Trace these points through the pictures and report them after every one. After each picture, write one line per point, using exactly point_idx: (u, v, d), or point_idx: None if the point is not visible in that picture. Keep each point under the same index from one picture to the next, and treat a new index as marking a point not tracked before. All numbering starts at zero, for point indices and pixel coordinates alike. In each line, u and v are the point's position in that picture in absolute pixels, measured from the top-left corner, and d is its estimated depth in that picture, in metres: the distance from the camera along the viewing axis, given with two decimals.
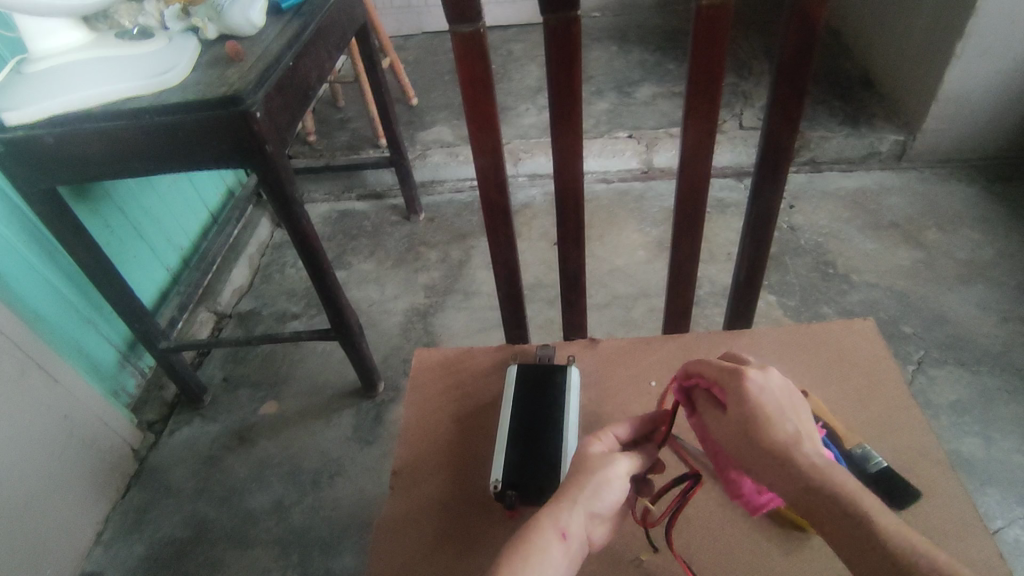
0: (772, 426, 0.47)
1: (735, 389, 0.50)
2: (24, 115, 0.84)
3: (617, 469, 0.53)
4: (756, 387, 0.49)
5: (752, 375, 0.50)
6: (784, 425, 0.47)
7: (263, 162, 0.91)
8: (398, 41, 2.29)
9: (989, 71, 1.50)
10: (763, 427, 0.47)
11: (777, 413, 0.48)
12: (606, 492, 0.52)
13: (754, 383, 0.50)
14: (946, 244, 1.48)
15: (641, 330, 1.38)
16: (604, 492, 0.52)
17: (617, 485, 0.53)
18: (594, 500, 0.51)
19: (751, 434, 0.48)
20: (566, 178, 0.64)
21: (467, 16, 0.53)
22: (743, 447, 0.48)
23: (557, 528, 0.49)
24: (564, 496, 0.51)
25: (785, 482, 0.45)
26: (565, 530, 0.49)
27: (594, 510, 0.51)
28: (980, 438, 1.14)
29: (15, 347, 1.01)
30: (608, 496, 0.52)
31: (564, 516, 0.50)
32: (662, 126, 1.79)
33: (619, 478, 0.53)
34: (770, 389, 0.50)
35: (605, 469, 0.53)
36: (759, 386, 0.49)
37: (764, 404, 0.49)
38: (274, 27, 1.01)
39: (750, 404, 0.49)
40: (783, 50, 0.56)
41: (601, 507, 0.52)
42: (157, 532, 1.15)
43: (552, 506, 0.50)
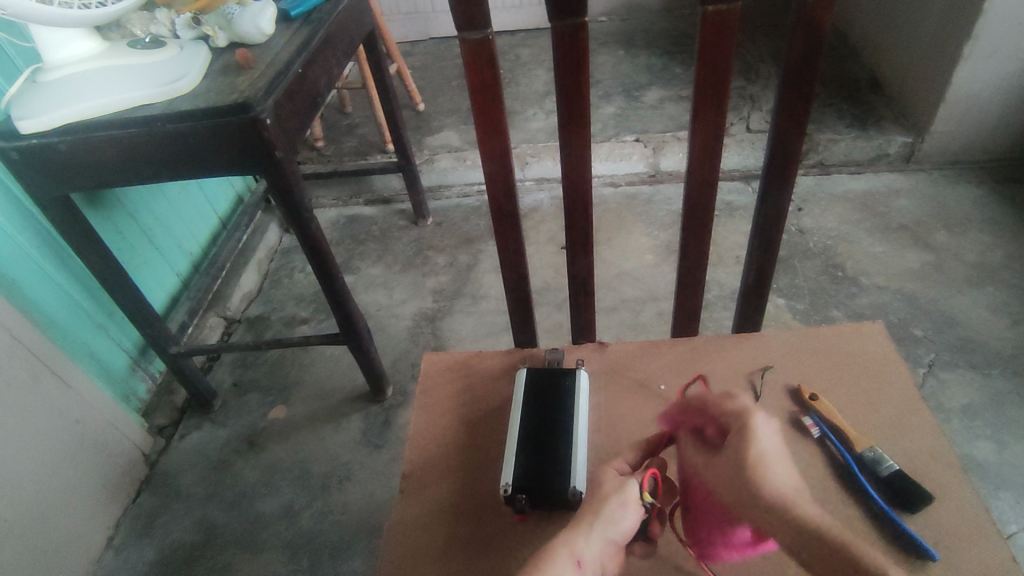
0: (767, 475, 0.49)
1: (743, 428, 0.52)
2: (38, 123, 0.86)
3: (631, 492, 0.55)
4: (757, 435, 0.52)
5: (755, 422, 0.52)
6: (781, 474, 0.50)
7: (272, 168, 0.91)
8: (406, 47, 2.31)
9: (997, 73, 1.50)
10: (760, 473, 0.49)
11: (773, 463, 0.50)
12: (618, 517, 0.54)
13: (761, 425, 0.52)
14: (956, 246, 1.47)
15: (649, 334, 1.38)
16: (621, 519, 0.54)
17: (631, 511, 0.55)
18: (608, 527, 0.53)
19: (745, 478, 0.50)
20: (575, 183, 0.64)
21: (476, 22, 0.53)
22: (737, 494, 0.49)
23: (572, 553, 0.51)
24: (582, 522, 0.54)
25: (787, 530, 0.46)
26: (579, 558, 0.51)
27: (611, 539, 0.53)
28: (993, 442, 1.13)
29: (28, 352, 1.02)
30: (624, 521, 0.54)
31: (577, 542, 0.52)
32: (669, 130, 1.79)
33: (631, 501, 0.55)
34: (770, 438, 0.52)
35: (619, 492, 0.55)
36: (760, 435, 0.52)
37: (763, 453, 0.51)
38: (283, 35, 1.02)
39: (747, 448, 0.51)
40: (790, 53, 0.56)
41: (617, 535, 0.54)
42: (168, 536, 1.16)
43: (567, 533, 0.53)
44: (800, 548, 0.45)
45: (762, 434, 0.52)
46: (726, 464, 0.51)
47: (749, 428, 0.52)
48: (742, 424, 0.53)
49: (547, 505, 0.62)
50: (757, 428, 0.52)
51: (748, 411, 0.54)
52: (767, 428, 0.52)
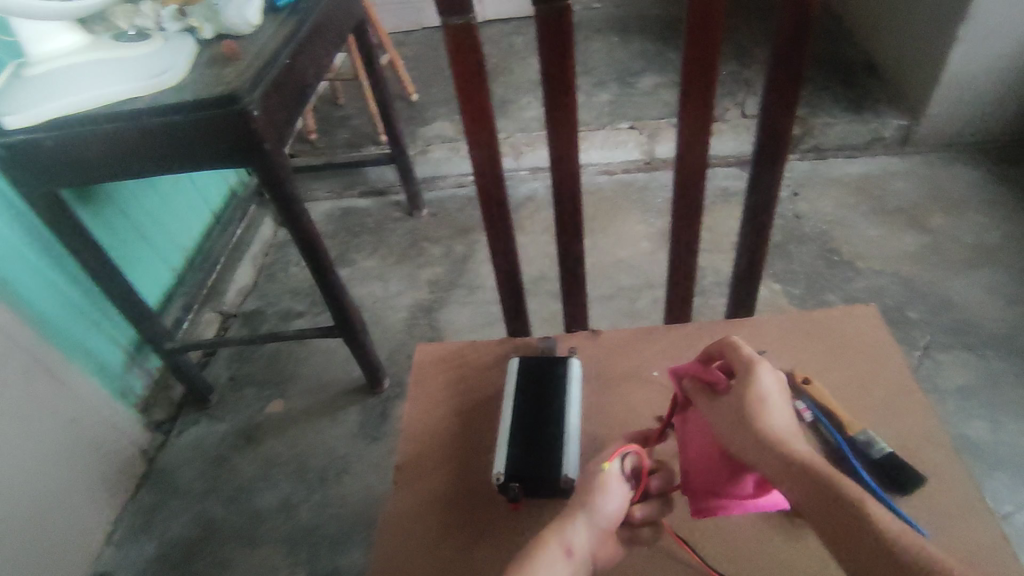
0: (766, 416, 0.51)
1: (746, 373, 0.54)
2: (24, 119, 0.85)
3: (609, 476, 0.54)
4: (759, 380, 0.53)
5: (758, 366, 0.54)
6: (780, 416, 0.51)
7: (261, 160, 0.91)
8: (398, 37, 2.29)
9: (993, 53, 1.48)
10: (755, 415, 0.51)
11: (772, 407, 0.52)
12: (602, 500, 0.53)
13: (764, 373, 0.54)
14: (952, 228, 1.46)
15: (645, 321, 1.38)
16: (605, 502, 0.54)
17: (613, 494, 0.54)
18: (595, 513, 0.53)
19: (746, 419, 0.52)
20: (564, 170, 0.63)
21: (459, 7, 0.52)
22: (737, 436, 0.52)
23: (561, 542, 0.51)
24: (569, 511, 0.53)
25: (779, 467, 0.48)
26: (569, 547, 0.51)
27: (600, 523, 0.53)
28: (988, 423, 1.13)
29: (21, 349, 1.02)
30: (609, 501, 0.54)
31: (566, 531, 0.52)
32: (664, 117, 1.78)
33: (612, 484, 0.54)
34: (773, 382, 0.54)
35: (600, 478, 0.55)
36: (762, 377, 0.53)
37: (765, 395, 0.53)
38: (271, 26, 1.01)
39: (748, 388, 0.53)
40: (779, 34, 0.55)
41: (604, 518, 0.53)
42: (167, 532, 1.16)
43: (555, 524, 0.53)
44: (794, 489, 0.47)
45: (766, 378, 0.53)
46: (729, 408, 0.54)
47: (751, 372, 0.54)
48: (746, 368, 0.54)
49: (539, 493, 0.63)
50: (759, 370, 0.54)
51: (752, 357, 0.55)
52: (769, 374, 0.54)
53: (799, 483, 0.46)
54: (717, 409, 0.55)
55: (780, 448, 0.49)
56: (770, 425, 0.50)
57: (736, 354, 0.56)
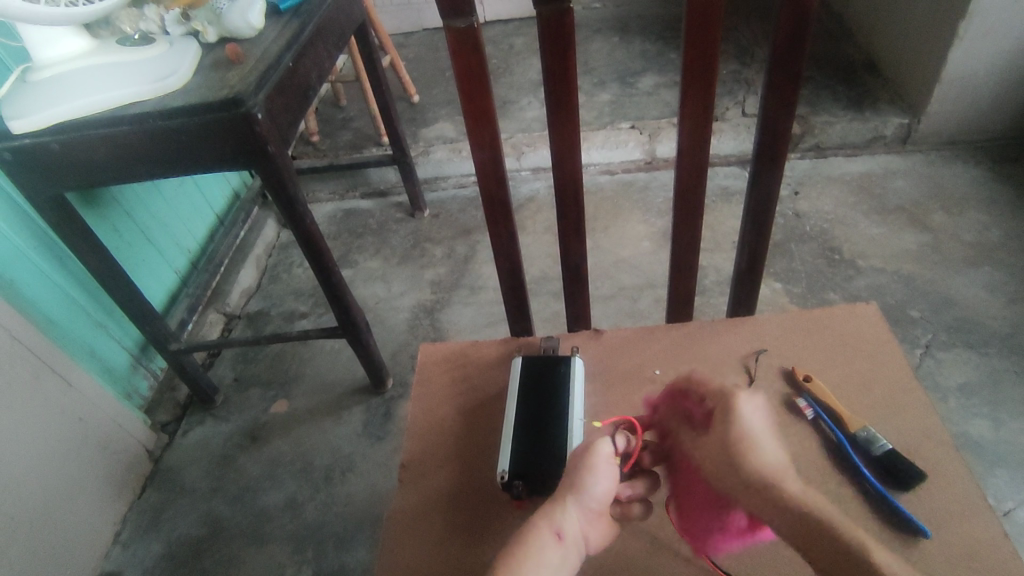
0: (756, 456, 0.50)
1: (729, 409, 0.53)
2: (29, 123, 0.86)
3: (597, 457, 0.55)
4: (747, 418, 0.52)
5: (739, 401, 0.53)
6: (770, 450, 0.51)
7: (264, 162, 0.91)
8: (399, 38, 2.30)
9: (993, 52, 1.49)
10: (748, 457, 0.50)
11: (762, 446, 0.51)
12: (589, 481, 0.54)
13: (746, 407, 0.53)
14: (953, 227, 1.47)
15: (647, 321, 1.39)
16: (594, 484, 0.54)
17: (602, 474, 0.55)
18: (584, 495, 0.54)
19: (735, 461, 0.50)
20: (566, 170, 0.64)
21: (462, 12, 0.53)
22: (726, 475, 0.51)
23: (551, 527, 0.52)
24: (559, 497, 0.54)
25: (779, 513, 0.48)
26: (560, 530, 0.52)
27: (590, 505, 0.54)
28: (990, 421, 1.13)
29: (28, 350, 1.03)
30: (598, 483, 0.54)
31: (556, 516, 0.53)
32: (664, 116, 1.78)
33: (598, 465, 0.55)
34: (757, 419, 0.52)
35: (586, 460, 0.55)
36: (748, 415, 0.52)
37: (751, 435, 0.51)
38: (273, 29, 1.01)
39: (737, 426, 0.52)
40: (777, 34, 0.56)
41: (592, 500, 0.54)
42: (174, 531, 1.17)
43: (545, 509, 0.53)
44: (788, 530, 0.48)
45: (750, 415, 0.52)
46: (715, 447, 0.52)
47: (734, 408, 0.53)
48: (729, 409, 0.53)
49: (543, 491, 0.63)
50: (744, 409, 0.53)
51: (732, 392, 0.54)
52: (752, 408, 0.53)
53: (793, 525, 0.47)
54: (702, 448, 0.53)
55: (775, 494, 0.48)
56: (766, 467, 0.50)
57: (714, 391, 0.55)
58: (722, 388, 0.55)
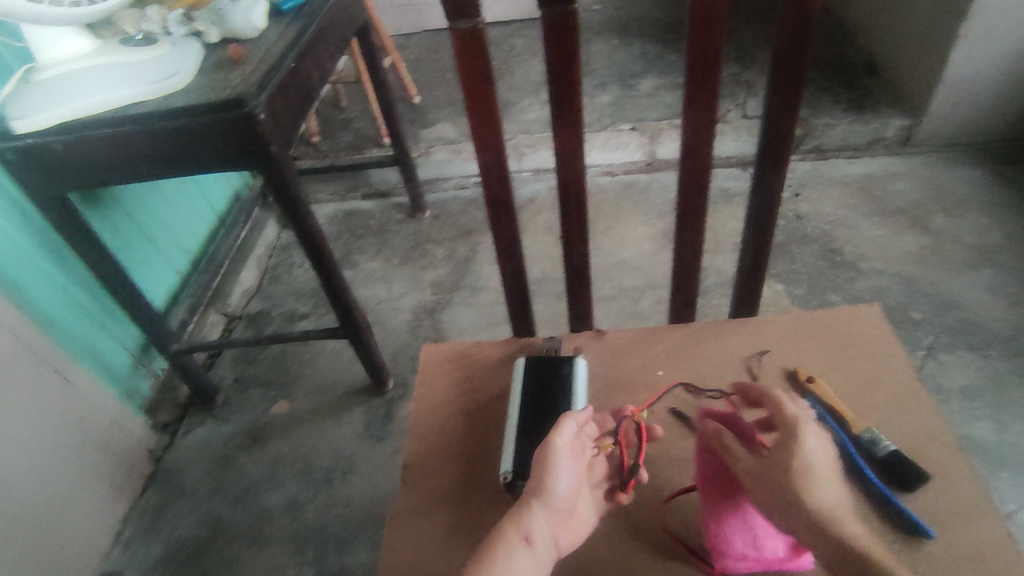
0: (815, 489, 0.51)
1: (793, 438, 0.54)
2: (33, 123, 0.86)
3: (555, 458, 0.57)
4: (812, 449, 0.53)
5: (806, 431, 0.55)
6: (830, 485, 0.52)
7: (266, 162, 0.91)
8: (400, 40, 2.30)
9: (994, 55, 1.49)
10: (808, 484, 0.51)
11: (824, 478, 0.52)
12: (550, 481, 0.55)
13: (811, 438, 0.54)
14: (954, 228, 1.47)
15: (648, 322, 1.39)
16: (558, 482, 0.55)
17: (561, 473, 0.56)
18: (547, 496, 0.55)
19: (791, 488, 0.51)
20: (569, 171, 0.64)
21: (466, 12, 0.53)
22: (778, 499, 0.52)
23: (520, 532, 0.53)
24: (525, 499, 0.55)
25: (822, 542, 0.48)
26: (529, 535, 0.53)
27: (556, 506, 0.55)
28: (991, 422, 1.13)
29: (29, 350, 1.03)
30: (560, 481, 0.56)
31: (522, 519, 0.54)
32: (665, 118, 1.78)
33: (556, 463, 0.56)
34: (821, 451, 0.54)
35: (544, 461, 0.57)
36: (812, 446, 0.54)
37: (811, 466, 0.52)
38: (275, 30, 1.01)
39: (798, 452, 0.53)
40: (780, 36, 0.56)
41: (558, 500, 0.55)
42: (174, 532, 1.17)
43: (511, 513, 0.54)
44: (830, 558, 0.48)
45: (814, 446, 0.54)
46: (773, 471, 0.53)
47: (801, 433, 0.54)
48: (797, 439, 0.54)
49: None
50: (809, 437, 0.54)
51: (800, 421, 0.55)
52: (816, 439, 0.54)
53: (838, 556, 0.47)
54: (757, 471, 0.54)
55: (827, 527, 0.49)
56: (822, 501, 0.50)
57: (784, 416, 0.56)
58: (791, 414, 0.56)
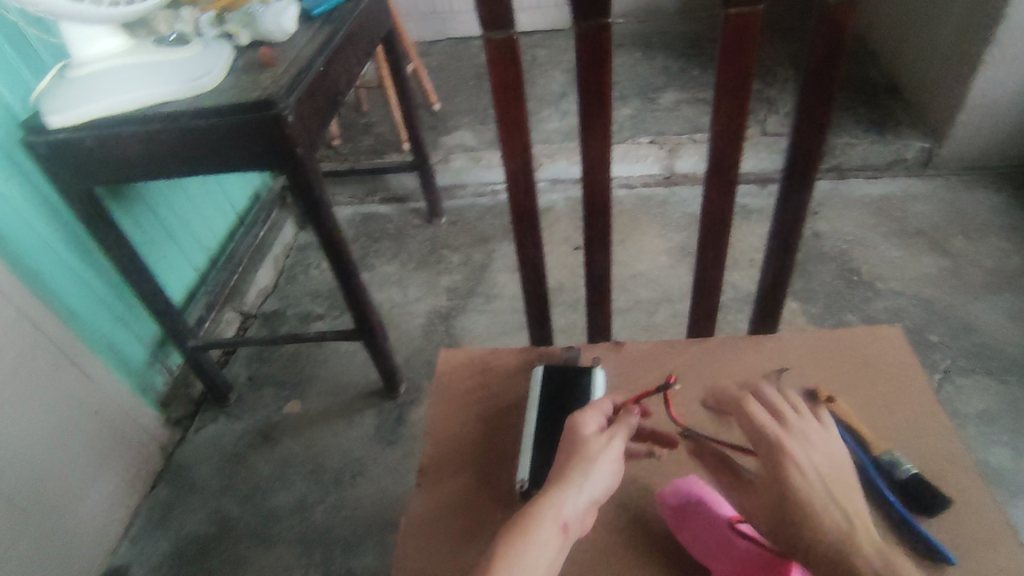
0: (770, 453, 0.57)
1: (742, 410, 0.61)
2: (67, 118, 0.88)
3: (608, 454, 0.56)
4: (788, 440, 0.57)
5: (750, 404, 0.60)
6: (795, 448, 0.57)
7: (292, 164, 0.92)
8: (423, 47, 2.32)
9: (1018, 79, 1.48)
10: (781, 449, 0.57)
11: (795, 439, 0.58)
12: (597, 474, 0.54)
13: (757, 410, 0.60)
14: (974, 253, 1.45)
15: (663, 336, 1.39)
16: (598, 481, 0.54)
17: (607, 471, 0.55)
18: (587, 484, 0.54)
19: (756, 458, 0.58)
20: (595, 183, 0.64)
21: (501, 23, 0.54)
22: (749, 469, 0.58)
23: (558, 518, 0.51)
24: (566, 480, 0.54)
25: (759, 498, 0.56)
26: (566, 522, 0.51)
27: (591, 499, 0.54)
28: (1009, 449, 1.12)
29: (49, 341, 1.04)
30: (598, 484, 0.55)
31: (562, 502, 0.52)
32: (685, 133, 1.79)
33: (606, 461, 0.55)
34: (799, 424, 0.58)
35: (590, 454, 0.56)
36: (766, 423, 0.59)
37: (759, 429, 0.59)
38: (305, 34, 1.03)
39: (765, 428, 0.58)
40: (812, 55, 0.56)
41: (596, 492, 0.54)
42: (183, 528, 1.17)
43: (552, 492, 0.53)
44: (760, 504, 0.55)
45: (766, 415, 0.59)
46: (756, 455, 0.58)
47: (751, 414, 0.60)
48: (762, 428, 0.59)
49: None
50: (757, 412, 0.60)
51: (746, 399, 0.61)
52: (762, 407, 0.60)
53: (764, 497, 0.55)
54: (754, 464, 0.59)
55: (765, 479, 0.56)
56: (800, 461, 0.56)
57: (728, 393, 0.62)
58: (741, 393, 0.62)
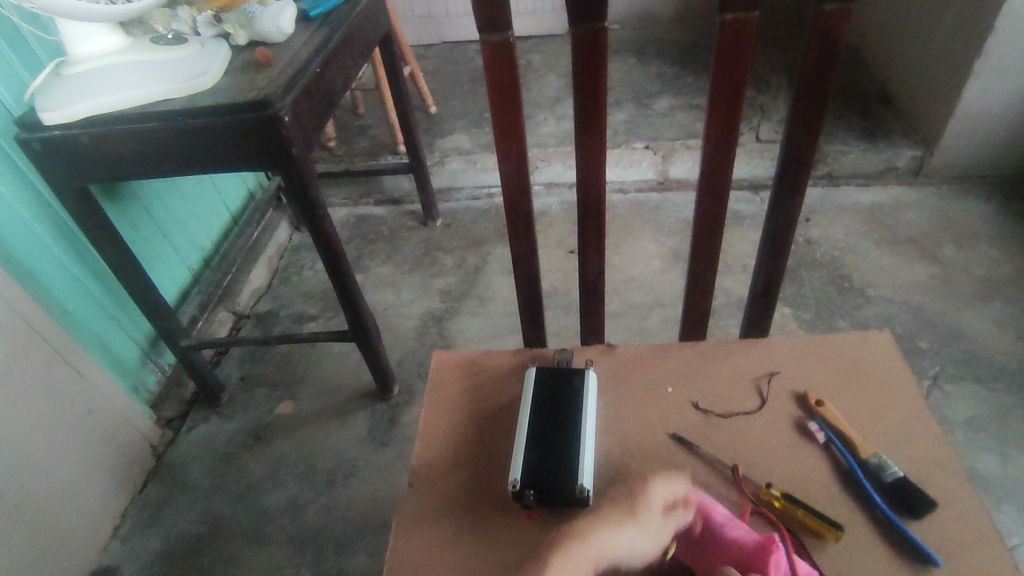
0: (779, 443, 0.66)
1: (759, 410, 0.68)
2: (61, 115, 0.87)
3: (662, 525, 0.57)
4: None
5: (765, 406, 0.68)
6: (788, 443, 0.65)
7: (288, 165, 0.93)
8: (419, 49, 2.33)
9: (1008, 90, 1.50)
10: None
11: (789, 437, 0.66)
12: (642, 540, 0.57)
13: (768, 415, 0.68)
14: (964, 260, 1.47)
15: (656, 340, 1.39)
16: (642, 547, 0.57)
17: (654, 538, 0.57)
18: (629, 544, 0.56)
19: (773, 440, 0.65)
20: (589, 186, 0.64)
21: (498, 26, 0.54)
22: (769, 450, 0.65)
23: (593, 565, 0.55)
24: (615, 528, 0.57)
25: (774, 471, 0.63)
26: (603, 560, 0.55)
27: (628, 557, 0.56)
28: (997, 455, 1.13)
29: (41, 339, 1.03)
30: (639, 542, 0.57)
31: (604, 547, 0.56)
32: (679, 139, 1.80)
33: (656, 531, 0.57)
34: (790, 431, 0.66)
35: (649, 520, 0.57)
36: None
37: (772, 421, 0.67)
38: (302, 35, 1.03)
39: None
40: (805, 62, 0.57)
41: (636, 555, 0.57)
42: (173, 528, 1.17)
43: (598, 531, 0.56)
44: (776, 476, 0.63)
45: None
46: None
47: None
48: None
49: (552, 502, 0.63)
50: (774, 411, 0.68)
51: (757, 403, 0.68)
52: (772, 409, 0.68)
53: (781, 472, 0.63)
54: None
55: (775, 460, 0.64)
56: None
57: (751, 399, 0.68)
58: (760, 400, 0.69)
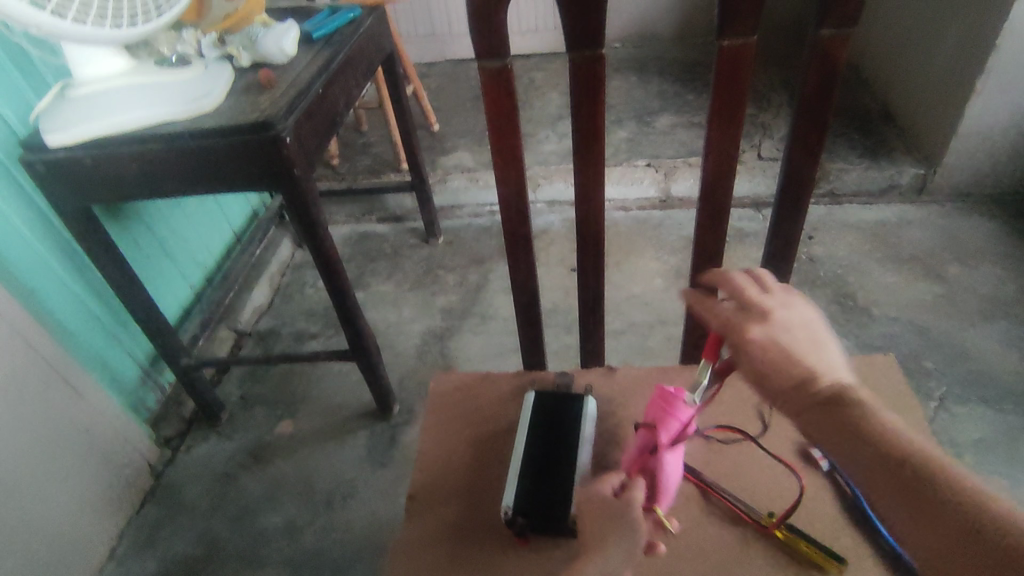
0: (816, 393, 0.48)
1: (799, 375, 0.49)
2: (66, 136, 0.88)
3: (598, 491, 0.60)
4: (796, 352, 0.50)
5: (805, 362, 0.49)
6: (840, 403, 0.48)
7: (289, 185, 0.93)
8: (423, 68, 2.35)
9: (1010, 108, 1.50)
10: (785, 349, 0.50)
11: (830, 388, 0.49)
12: (599, 507, 0.58)
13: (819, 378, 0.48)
14: (968, 279, 1.46)
15: (658, 359, 1.38)
16: (607, 512, 0.58)
17: (608, 500, 0.59)
18: (605, 523, 0.57)
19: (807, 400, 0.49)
20: (589, 209, 0.64)
21: (496, 51, 0.54)
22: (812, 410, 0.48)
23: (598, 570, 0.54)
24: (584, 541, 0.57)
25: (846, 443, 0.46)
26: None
27: (619, 527, 0.56)
28: (1005, 479, 1.11)
29: (40, 358, 1.03)
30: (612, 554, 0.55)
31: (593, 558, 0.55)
32: (681, 156, 1.80)
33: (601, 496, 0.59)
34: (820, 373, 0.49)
35: (586, 501, 0.60)
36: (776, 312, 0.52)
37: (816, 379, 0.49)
38: (305, 56, 1.04)
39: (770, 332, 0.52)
40: (804, 86, 0.57)
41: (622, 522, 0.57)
42: (170, 549, 1.16)
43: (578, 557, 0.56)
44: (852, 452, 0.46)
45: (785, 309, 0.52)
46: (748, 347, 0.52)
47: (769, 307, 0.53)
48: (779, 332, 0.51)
49: (547, 528, 0.62)
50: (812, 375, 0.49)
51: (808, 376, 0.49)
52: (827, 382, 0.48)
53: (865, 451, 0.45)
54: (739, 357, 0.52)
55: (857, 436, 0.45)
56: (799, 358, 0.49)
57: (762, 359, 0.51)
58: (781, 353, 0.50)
